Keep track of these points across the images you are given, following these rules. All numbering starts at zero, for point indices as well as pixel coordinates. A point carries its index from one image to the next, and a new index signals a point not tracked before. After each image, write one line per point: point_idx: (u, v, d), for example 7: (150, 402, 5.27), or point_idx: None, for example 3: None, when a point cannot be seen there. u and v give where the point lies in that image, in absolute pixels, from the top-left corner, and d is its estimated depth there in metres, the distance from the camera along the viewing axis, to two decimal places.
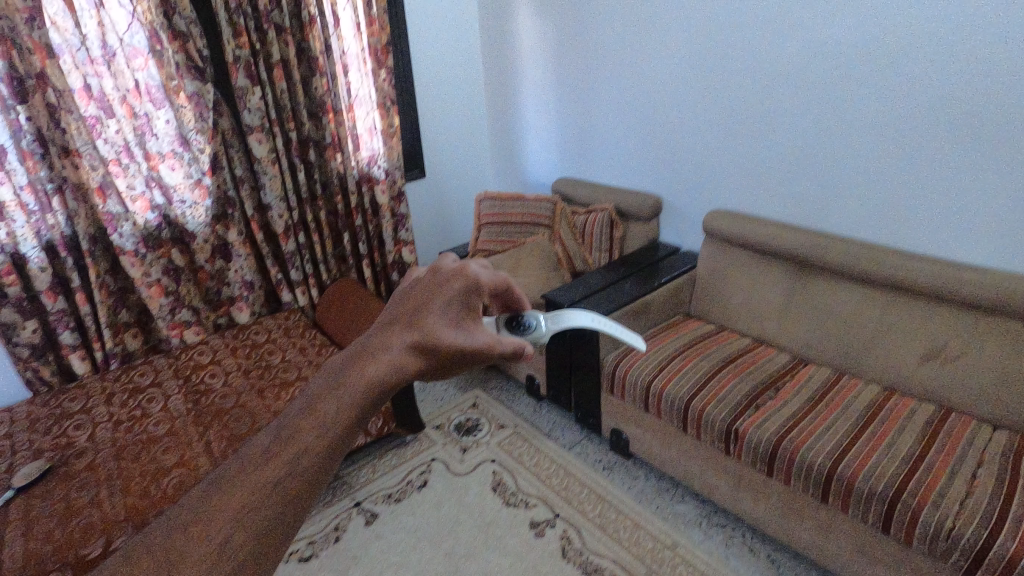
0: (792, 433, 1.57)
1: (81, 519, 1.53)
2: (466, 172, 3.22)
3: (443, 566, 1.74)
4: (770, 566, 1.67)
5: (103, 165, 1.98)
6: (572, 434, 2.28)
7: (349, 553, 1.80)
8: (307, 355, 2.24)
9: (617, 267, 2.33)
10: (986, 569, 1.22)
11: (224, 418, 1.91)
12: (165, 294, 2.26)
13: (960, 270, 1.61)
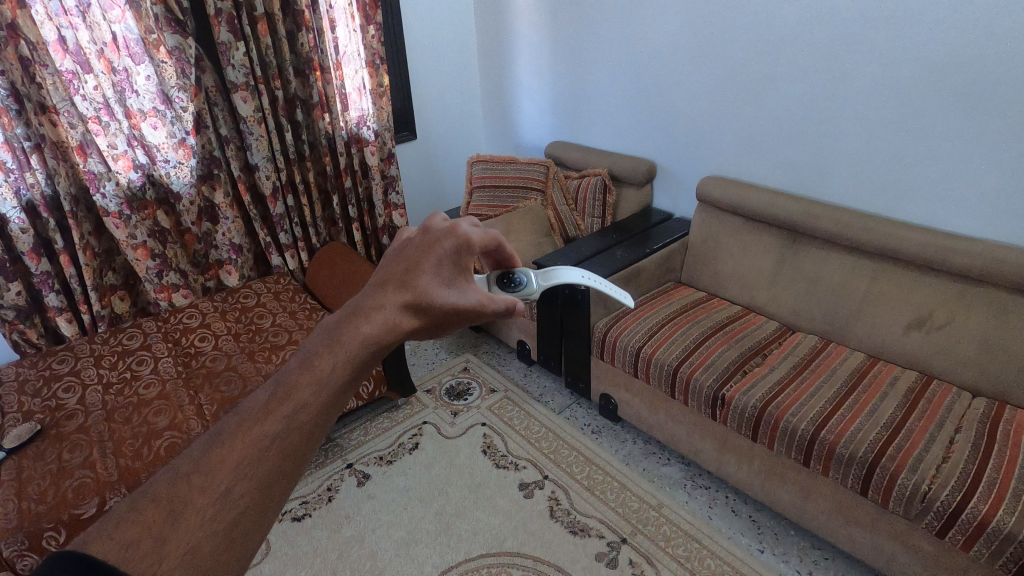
0: (777, 400, 1.59)
1: (73, 480, 1.54)
2: (459, 134, 3.16)
3: (434, 526, 1.77)
4: (751, 526, 1.72)
5: (82, 123, 1.91)
6: (562, 398, 2.31)
7: (342, 513, 1.83)
8: (296, 319, 2.23)
9: (609, 233, 2.32)
10: (958, 531, 1.26)
11: (215, 381, 1.91)
12: (152, 257, 2.21)
13: (951, 239, 1.61)
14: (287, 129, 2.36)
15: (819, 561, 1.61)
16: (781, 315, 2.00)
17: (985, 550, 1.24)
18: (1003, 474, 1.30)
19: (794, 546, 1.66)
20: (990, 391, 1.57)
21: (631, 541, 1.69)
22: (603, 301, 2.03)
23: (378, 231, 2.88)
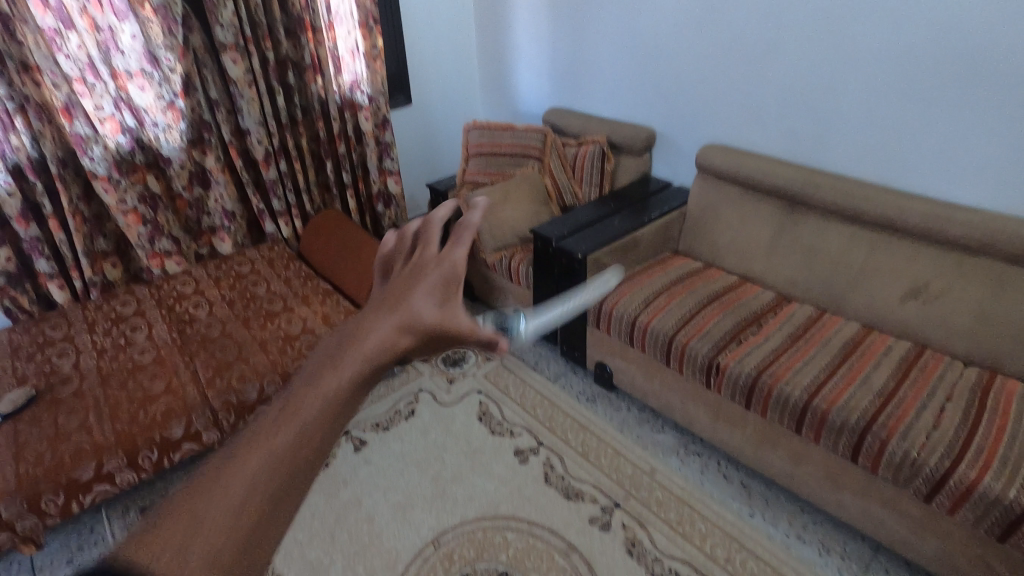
0: (772, 367, 1.60)
1: (70, 444, 1.55)
2: (454, 99, 3.08)
3: (430, 490, 1.79)
4: (741, 491, 1.74)
5: (67, 83, 1.85)
6: (557, 366, 2.30)
7: (339, 477, 1.84)
8: (290, 286, 2.20)
9: (608, 201, 2.28)
10: (945, 495, 1.28)
11: (211, 347, 1.89)
12: (144, 223, 2.17)
13: (950, 209, 1.62)
14: (278, 92, 2.29)
15: (808, 525, 1.64)
16: (777, 285, 1.96)
17: (970, 514, 1.27)
18: (992, 441, 1.32)
19: (784, 511, 1.68)
20: (984, 359, 1.57)
21: (625, 505, 1.71)
22: (600, 270, 2.01)
23: (372, 198, 2.79)
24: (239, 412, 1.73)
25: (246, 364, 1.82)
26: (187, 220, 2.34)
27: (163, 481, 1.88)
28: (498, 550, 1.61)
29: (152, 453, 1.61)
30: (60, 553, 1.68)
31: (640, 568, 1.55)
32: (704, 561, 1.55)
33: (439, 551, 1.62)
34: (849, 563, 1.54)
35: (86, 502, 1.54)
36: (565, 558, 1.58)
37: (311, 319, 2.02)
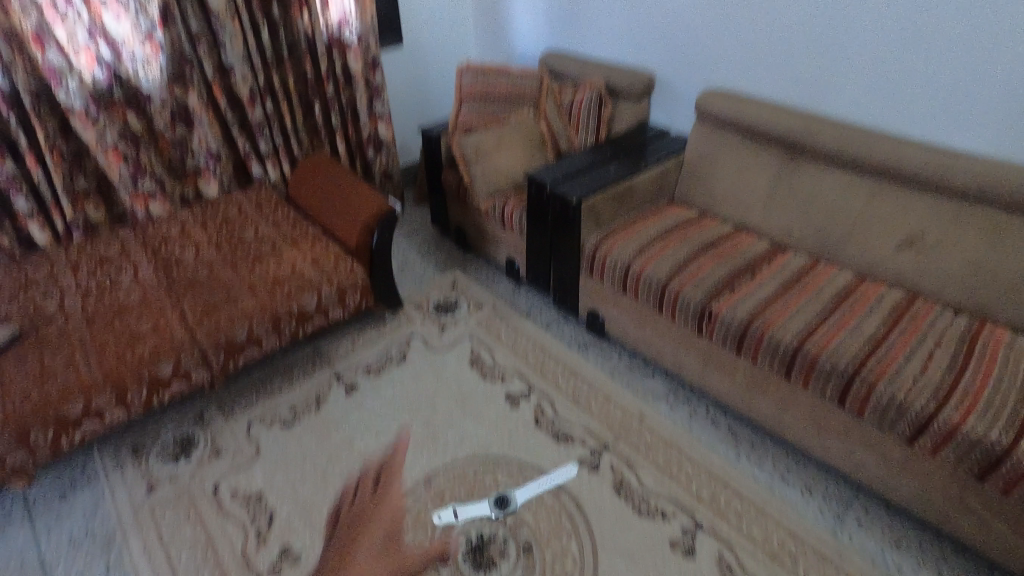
0: (765, 314, 1.57)
1: (57, 381, 1.53)
2: (449, 41, 2.95)
3: (421, 434, 1.78)
4: (729, 437, 1.73)
5: (36, 9, 1.79)
6: (549, 314, 2.25)
7: (330, 421, 1.83)
8: (279, 230, 2.12)
9: (604, 149, 2.22)
10: (927, 438, 1.29)
11: (198, 290, 1.84)
12: (124, 161, 2.09)
13: (952, 156, 1.57)
14: (262, 27, 2.18)
15: (793, 467, 1.64)
16: (773, 235, 1.92)
17: (952, 455, 1.27)
18: (978, 386, 1.32)
19: (769, 454, 1.68)
20: (974, 308, 1.55)
21: (613, 448, 1.70)
22: (595, 218, 1.95)
23: (363, 143, 2.68)
24: (228, 353, 1.75)
25: (235, 306, 1.78)
26: (171, 160, 2.24)
27: (155, 420, 1.86)
28: (488, 489, 1.61)
29: (141, 390, 1.61)
30: (54, 488, 1.68)
31: (629, 507, 1.55)
32: (691, 501, 1.56)
33: (431, 489, 1.62)
34: (832, 504, 1.55)
35: (76, 439, 1.55)
36: (554, 497, 1.59)
37: (301, 262, 1.95)
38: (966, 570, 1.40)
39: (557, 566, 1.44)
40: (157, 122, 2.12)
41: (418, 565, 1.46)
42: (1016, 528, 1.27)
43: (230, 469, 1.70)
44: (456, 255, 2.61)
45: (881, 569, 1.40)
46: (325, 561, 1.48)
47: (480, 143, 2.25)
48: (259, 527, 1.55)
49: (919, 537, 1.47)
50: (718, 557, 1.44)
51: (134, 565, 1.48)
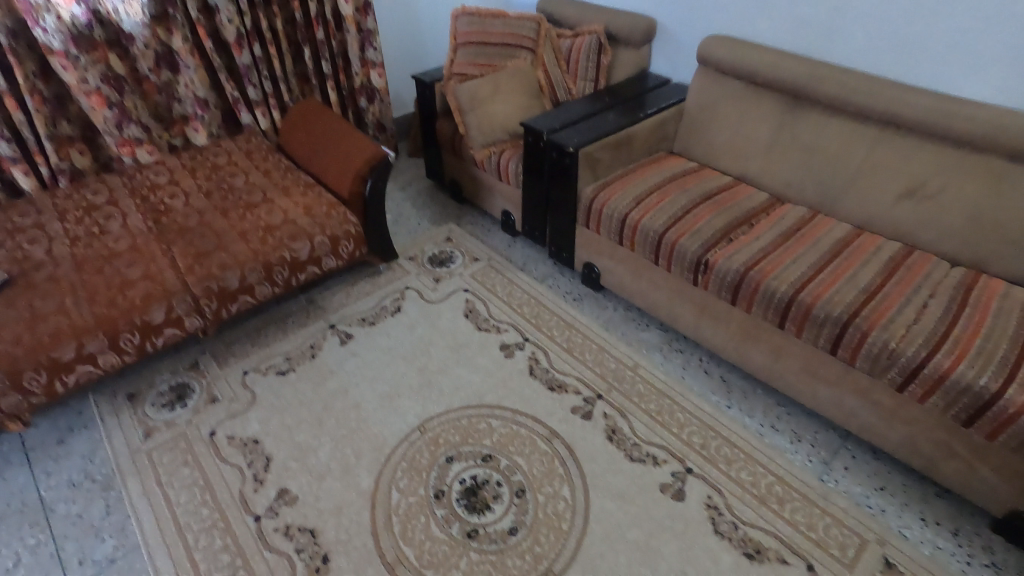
0: (761, 264, 1.53)
1: (47, 324, 1.48)
2: None
3: (417, 380, 1.71)
4: (721, 386, 1.71)
5: None
6: (545, 268, 2.19)
7: (326, 368, 1.76)
8: (270, 178, 2.05)
9: (602, 96, 2.11)
10: (918, 384, 1.28)
11: (188, 237, 1.77)
12: (109, 106, 2.01)
13: (959, 103, 1.49)
14: None
15: (783, 416, 1.61)
16: (771, 187, 1.86)
17: (940, 401, 1.26)
18: (971, 334, 1.30)
19: (760, 403, 1.65)
20: (969, 260, 1.52)
21: (607, 397, 1.66)
22: (591, 167, 1.87)
23: (354, 92, 2.61)
24: (221, 300, 1.70)
25: (226, 253, 1.72)
26: (157, 106, 2.17)
27: (149, 367, 1.78)
28: (483, 436, 1.55)
29: (133, 336, 1.57)
30: (50, 433, 1.60)
31: (620, 453, 1.51)
32: (682, 447, 1.52)
33: (426, 436, 1.56)
34: (819, 451, 1.52)
35: (70, 384, 1.52)
36: (547, 443, 1.54)
37: (293, 210, 1.88)
38: (949, 513, 1.38)
39: (548, 508, 1.39)
40: (141, 65, 2.03)
41: (415, 506, 1.40)
42: (1001, 472, 1.26)
43: (226, 416, 1.63)
44: (451, 208, 2.54)
45: (865, 511, 1.38)
46: (323, 505, 1.41)
47: (475, 91, 2.16)
48: (256, 470, 1.49)
49: (903, 483, 1.45)
50: (706, 500, 1.40)
51: (134, 507, 1.41)
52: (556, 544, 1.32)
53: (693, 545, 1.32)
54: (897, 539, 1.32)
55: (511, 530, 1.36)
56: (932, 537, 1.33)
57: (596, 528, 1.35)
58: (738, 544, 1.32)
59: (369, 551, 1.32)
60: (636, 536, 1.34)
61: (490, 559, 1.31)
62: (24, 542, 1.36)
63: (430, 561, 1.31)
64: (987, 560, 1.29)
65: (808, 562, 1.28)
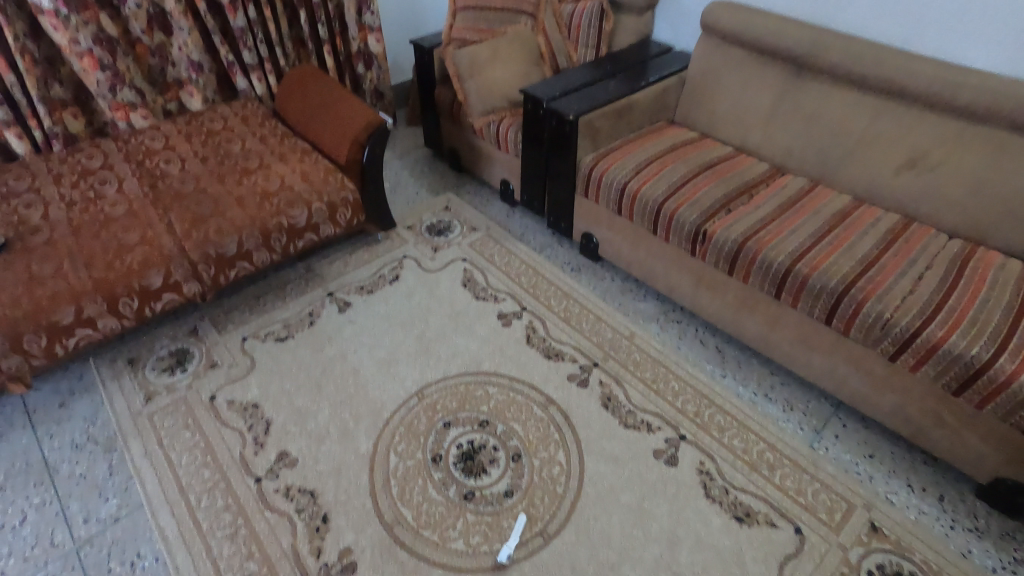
0: (759, 234, 1.53)
1: (45, 288, 1.48)
2: None
3: (414, 348, 1.73)
4: (716, 356, 1.72)
5: None
6: (543, 238, 2.18)
7: (324, 335, 1.77)
8: (267, 144, 2.02)
9: (603, 64, 2.07)
10: (910, 354, 1.28)
11: (185, 202, 1.76)
12: (101, 68, 1.97)
13: (962, 72, 1.47)
14: None
15: (776, 385, 1.63)
16: (771, 158, 1.84)
17: (932, 371, 1.27)
18: (964, 305, 1.30)
19: (754, 373, 1.67)
20: (967, 232, 1.51)
21: (603, 365, 1.67)
22: (591, 135, 1.84)
23: (352, 57, 2.56)
24: (218, 266, 1.69)
25: (224, 219, 1.71)
26: (151, 70, 2.14)
27: (148, 332, 1.79)
28: (480, 402, 1.56)
29: (132, 300, 1.57)
30: (52, 396, 1.61)
31: (615, 420, 1.52)
32: (675, 415, 1.54)
33: (424, 402, 1.57)
34: (811, 419, 1.54)
35: (70, 347, 1.52)
36: (543, 409, 1.55)
37: (290, 176, 1.86)
38: (935, 480, 1.41)
39: (543, 472, 1.41)
40: (133, 26, 2.00)
41: (413, 470, 1.41)
42: (988, 440, 1.28)
43: (226, 380, 1.64)
44: (450, 177, 2.52)
45: (853, 478, 1.40)
46: (322, 467, 1.42)
47: (475, 57, 2.12)
48: (256, 434, 1.50)
49: (892, 451, 1.47)
50: (698, 465, 1.42)
51: (137, 468, 1.42)
52: (550, 507, 1.34)
53: (684, 508, 1.34)
54: (883, 504, 1.34)
55: (507, 493, 1.37)
56: (918, 502, 1.36)
57: (590, 491, 1.37)
58: (728, 508, 1.34)
59: (368, 512, 1.33)
60: (629, 499, 1.35)
61: (486, 520, 1.32)
62: (29, 501, 1.37)
63: (427, 521, 1.32)
64: (971, 525, 1.31)
65: (795, 525, 1.31)
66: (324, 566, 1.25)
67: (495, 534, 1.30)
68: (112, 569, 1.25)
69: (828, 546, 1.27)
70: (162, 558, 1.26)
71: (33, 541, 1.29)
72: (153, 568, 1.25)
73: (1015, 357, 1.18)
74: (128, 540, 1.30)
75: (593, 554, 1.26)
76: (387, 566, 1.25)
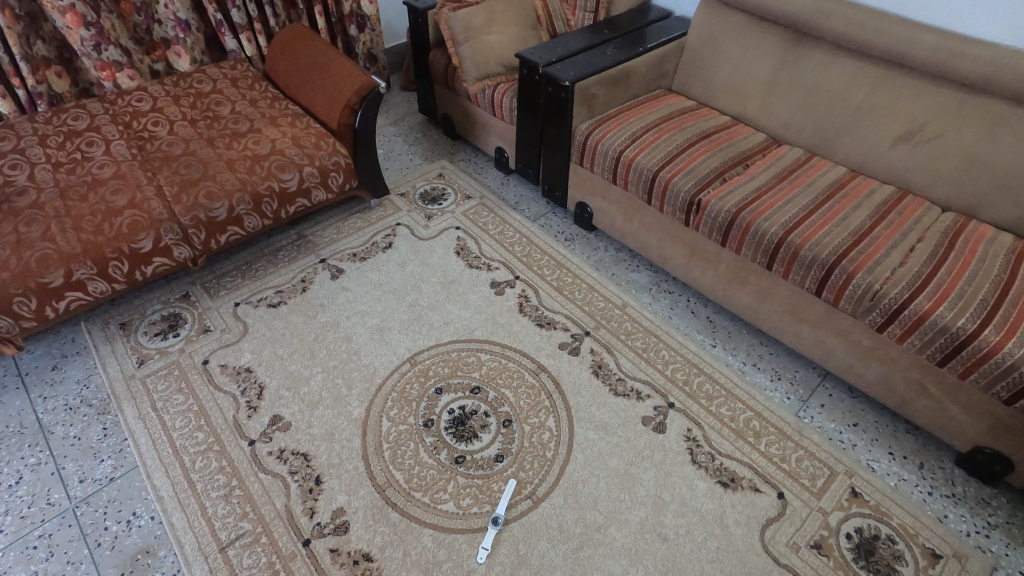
0: (753, 205, 1.52)
1: (33, 250, 1.46)
2: None
3: (407, 316, 1.73)
4: (707, 327, 1.73)
5: None
6: (538, 207, 2.17)
7: (316, 302, 1.77)
8: (257, 107, 1.98)
9: (601, 29, 2.02)
10: (897, 325, 1.29)
11: (174, 165, 1.73)
12: (86, 26, 1.90)
13: (965, 41, 1.42)
14: None
15: (765, 356, 1.65)
16: (770, 128, 1.83)
17: (917, 342, 1.28)
18: (954, 276, 1.29)
19: (744, 343, 1.68)
20: (960, 206, 1.50)
21: (594, 334, 1.68)
22: (587, 102, 1.81)
23: (344, 19, 2.49)
24: (209, 230, 1.67)
25: (214, 182, 1.68)
26: (136, 27, 2.08)
27: (140, 296, 1.78)
28: (472, 368, 1.58)
29: (122, 264, 1.55)
30: (44, 359, 1.61)
31: (605, 387, 1.54)
32: (665, 383, 1.55)
33: (416, 367, 1.58)
34: (798, 389, 1.56)
35: (61, 309, 1.51)
36: (534, 376, 1.56)
37: (281, 140, 1.83)
38: (915, 448, 1.44)
39: (533, 438, 1.43)
40: None
41: (405, 434, 1.43)
42: (969, 410, 1.30)
43: (219, 345, 1.64)
44: (445, 144, 2.49)
45: (836, 445, 1.43)
46: (316, 431, 1.44)
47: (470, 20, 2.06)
48: (249, 398, 1.51)
49: (875, 420, 1.50)
50: (685, 432, 1.44)
51: (131, 430, 1.43)
52: (539, 471, 1.36)
53: (671, 473, 1.36)
54: (865, 470, 1.37)
55: (497, 457, 1.39)
56: (898, 470, 1.39)
57: (579, 456, 1.39)
58: (713, 473, 1.36)
59: (360, 474, 1.35)
60: (617, 464, 1.38)
61: (477, 483, 1.34)
62: (25, 461, 1.37)
63: (418, 483, 1.34)
64: (948, 491, 1.35)
65: (778, 490, 1.33)
66: (317, 525, 1.27)
67: (485, 497, 1.32)
68: (108, 527, 1.26)
69: (809, 510, 1.30)
70: (158, 516, 1.28)
71: (30, 500, 1.31)
72: (149, 527, 1.27)
73: (1001, 328, 1.18)
74: (125, 499, 1.31)
75: (580, 516, 1.28)
76: (379, 526, 1.26)
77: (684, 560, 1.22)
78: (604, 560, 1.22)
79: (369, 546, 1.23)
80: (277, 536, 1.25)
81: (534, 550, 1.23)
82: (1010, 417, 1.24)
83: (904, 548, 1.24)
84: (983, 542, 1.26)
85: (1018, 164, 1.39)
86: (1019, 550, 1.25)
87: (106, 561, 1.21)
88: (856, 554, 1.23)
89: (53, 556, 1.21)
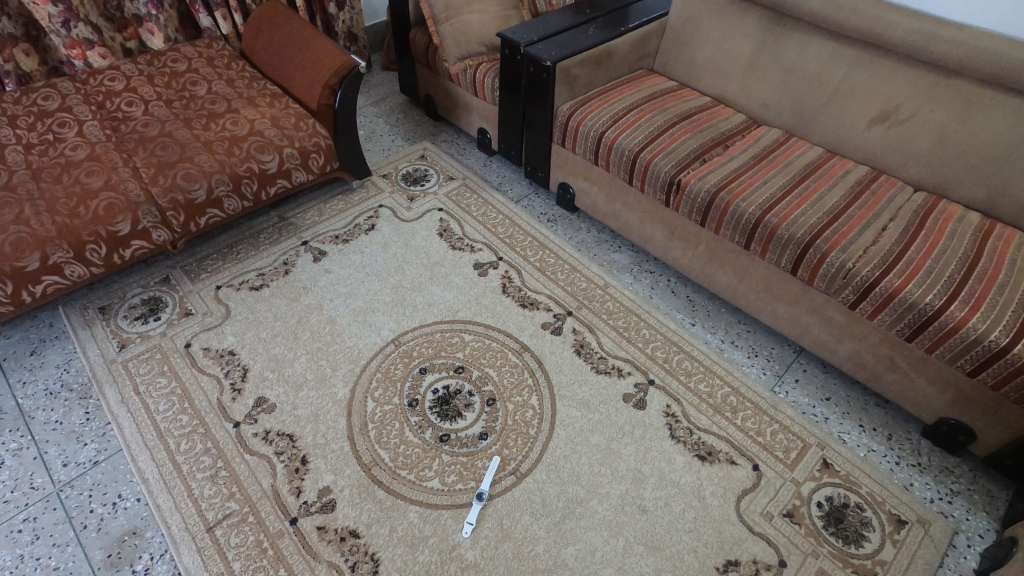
0: (731, 185, 1.55)
1: (6, 234, 1.44)
2: None
3: (391, 298, 1.74)
4: (687, 306, 1.78)
5: None
6: (520, 189, 2.18)
7: (300, 285, 1.77)
8: (235, 87, 1.96)
9: (583, 8, 2.01)
10: (869, 302, 1.34)
11: (150, 147, 1.71)
12: (53, 2, 1.85)
13: (939, 24, 1.45)
14: None
15: (742, 333, 1.70)
16: (749, 109, 1.86)
17: (887, 318, 1.33)
18: (923, 255, 1.34)
19: (722, 322, 1.73)
20: (931, 186, 1.55)
21: (576, 314, 1.72)
22: (569, 83, 1.82)
23: None
24: (188, 213, 1.67)
25: (191, 163, 1.66)
26: (106, 4, 2.02)
27: (119, 281, 1.77)
28: (456, 349, 1.61)
29: (99, 247, 1.54)
30: (22, 344, 1.60)
31: (587, 365, 1.58)
32: (645, 361, 1.60)
33: (400, 349, 1.60)
34: (773, 365, 1.62)
35: (38, 294, 1.50)
36: (518, 355, 1.60)
37: (259, 121, 1.81)
38: (884, 420, 1.50)
39: (516, 416, 1.46)
40: None
41: (391, 414, 1.46)
42: (934, 383, 1.36)
43: (201, 328, 1.65)
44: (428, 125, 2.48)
45: (809, 419, 1.49)
46: (301, 412, 1.46)
47: None
48: (233, 380, 1.53)
49: (846, 394, 1.56)
50: (665, 408, 1.49)
51: (113, 414, 1.44)
52: (523, 448, 1.40)
53: (650, 448, 1.41)
54: (836, 442, 1.43)
55: (481, 436, 1.43)
56: (867, 441, 1.45)
57: (561, 433, 1.43)
58: (691, 447, 1.41)
59: (346, 454, 1.38)
60: (598, 440, 1.42)
61: (461, 461, 1.38)
62: (6, 446, 1.38)
63: (404, 462, 1.37)
64: (914, 460, 1.42)
65: (754, 462, 1.39)
66: (303, 504, 1.30)
67: (469, 473, 1.36)
68: (94, 509, 1.28)
69: (783, 481, 1.35)
70: (144, 498, 1.30)
71: (13, 484, 1.31)
72: (136, 509, 1.29)
73: (966, 303, 1.24)
74: (109, 483, 1.33)
75: (562, 490, 1.33)
76: (365, 504, 1.30)
77: (661, 530, 1.27)
78: (584, 531, 1.26)
79: (356, 523, 1.27)
80: (264, 516, 1.28)
81: (518, 523, 1.28)
82: (972, 389, 1.30)
83: (871, 514, 1.30)
84: (946, 508, 1.33)
85: (986, 143, 1.44)
86: (979, 514, 1.32)
87: (92, 543, 1.23)
88: (826, 521, 1.29)
89: (39, 539, 1.23)
